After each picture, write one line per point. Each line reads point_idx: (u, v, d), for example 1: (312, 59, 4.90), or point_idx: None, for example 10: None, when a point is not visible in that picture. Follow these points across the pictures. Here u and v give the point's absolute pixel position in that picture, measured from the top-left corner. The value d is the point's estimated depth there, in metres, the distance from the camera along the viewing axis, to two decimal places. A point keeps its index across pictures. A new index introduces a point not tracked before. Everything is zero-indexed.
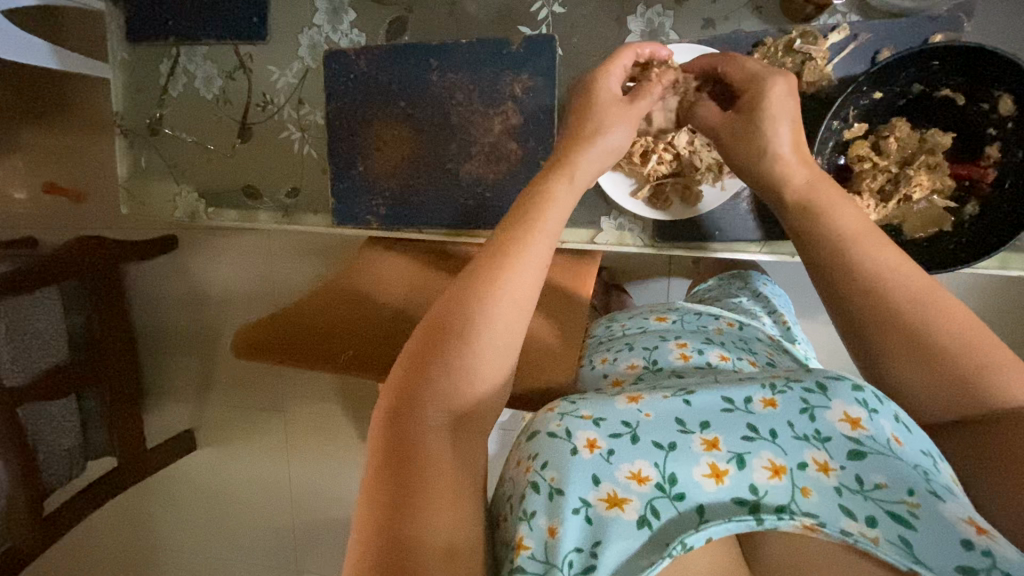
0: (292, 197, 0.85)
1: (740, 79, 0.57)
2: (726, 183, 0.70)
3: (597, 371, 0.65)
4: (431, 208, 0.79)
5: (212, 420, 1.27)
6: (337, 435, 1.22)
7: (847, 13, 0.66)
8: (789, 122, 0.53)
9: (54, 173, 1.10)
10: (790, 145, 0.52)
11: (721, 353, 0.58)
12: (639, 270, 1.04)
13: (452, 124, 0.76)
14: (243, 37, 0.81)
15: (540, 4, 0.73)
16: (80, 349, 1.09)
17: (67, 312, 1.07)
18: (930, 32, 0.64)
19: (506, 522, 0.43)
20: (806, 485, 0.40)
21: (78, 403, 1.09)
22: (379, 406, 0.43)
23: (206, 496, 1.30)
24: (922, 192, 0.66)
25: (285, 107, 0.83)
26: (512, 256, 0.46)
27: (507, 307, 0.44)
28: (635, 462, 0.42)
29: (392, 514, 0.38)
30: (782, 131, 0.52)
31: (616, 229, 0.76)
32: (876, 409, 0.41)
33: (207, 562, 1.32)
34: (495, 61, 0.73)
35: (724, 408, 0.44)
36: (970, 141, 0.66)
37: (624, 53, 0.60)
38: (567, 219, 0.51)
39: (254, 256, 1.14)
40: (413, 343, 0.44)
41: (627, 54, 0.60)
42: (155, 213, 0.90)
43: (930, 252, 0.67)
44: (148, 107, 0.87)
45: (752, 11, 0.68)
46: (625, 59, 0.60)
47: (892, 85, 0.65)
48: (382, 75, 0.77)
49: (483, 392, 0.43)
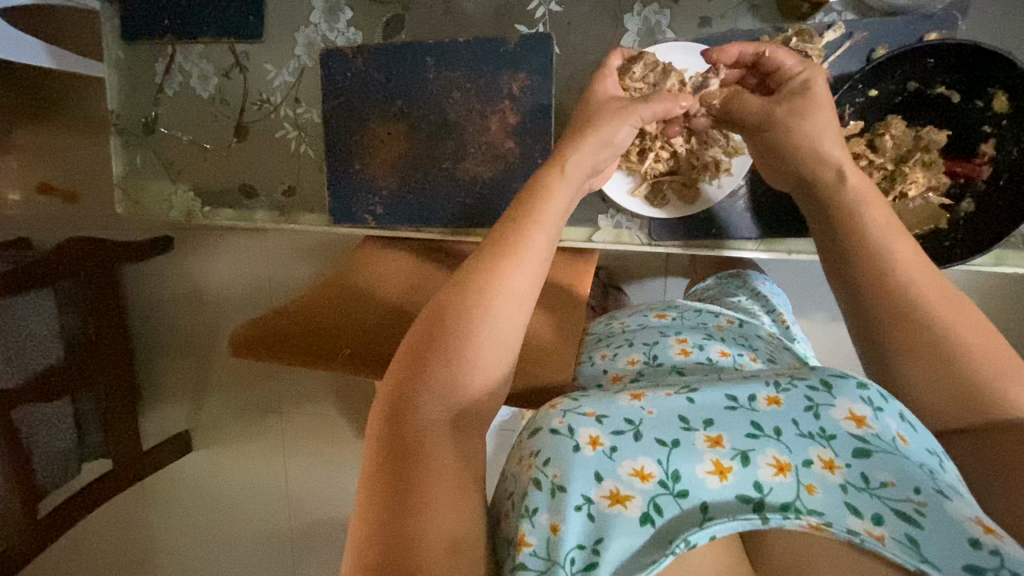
0: (288, 196, 0.85)
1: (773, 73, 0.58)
2: (723, 181, 0.71)
3: (597, 367, 0.65)
4: (430, 206, 0.79)
5: (210, 420, 1.27)
6: (335, 435, 1.22)
7: (841, 13, 0.67)
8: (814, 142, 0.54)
9: (47, 173, 1.08)
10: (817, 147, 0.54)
11: (721, 349, 0.58)
12: (638, 269, 1.05)
13: (450, 124, 0.76)
14: (238, 36, 0.81)
15: (536, 3, 0.73)
16: (77, 350, 1.06)
17: (61, 312, 1.04)
18: (925, 30, 0.64)
19: (507, 519, 0.43)
20: (811, 482, 0.40)
21: (74, 405, 1.07)
22: (379, 400, 0.43)
23: (202, 496, 1.30)
24: (917, 190, 0.66)
25: (282, 106, 0.82)
26: (518, 254, 0.46)
27: (506, 299, 0.44)
28: (638, 458, 0.42)
29: (396, 512, 0.38)
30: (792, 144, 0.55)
31: (613, 227, 0.77)
32: (881, 408, 0.41)
33: (204, 563, 1.32)
34: (491, 60, 0.73)
35: (727, 406, 0.44)
36: (965, 139, 0.66)
37: (613, 56, 0.62)
38: (564, 215, 0.51)
39: (251, 257, 1.16)
40: (413, 338, 0.44)
41: (614, 55, 0.62)
42: (151, 213, 0.89)
43: (925, 249, 0.68)
44: (144, 107, 0.86)
45: (748, 9, 0.68)
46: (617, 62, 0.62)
47: (887, 83, 0.66)
48: (380, 74, 0.77)
49: (482, 385, 0.43)
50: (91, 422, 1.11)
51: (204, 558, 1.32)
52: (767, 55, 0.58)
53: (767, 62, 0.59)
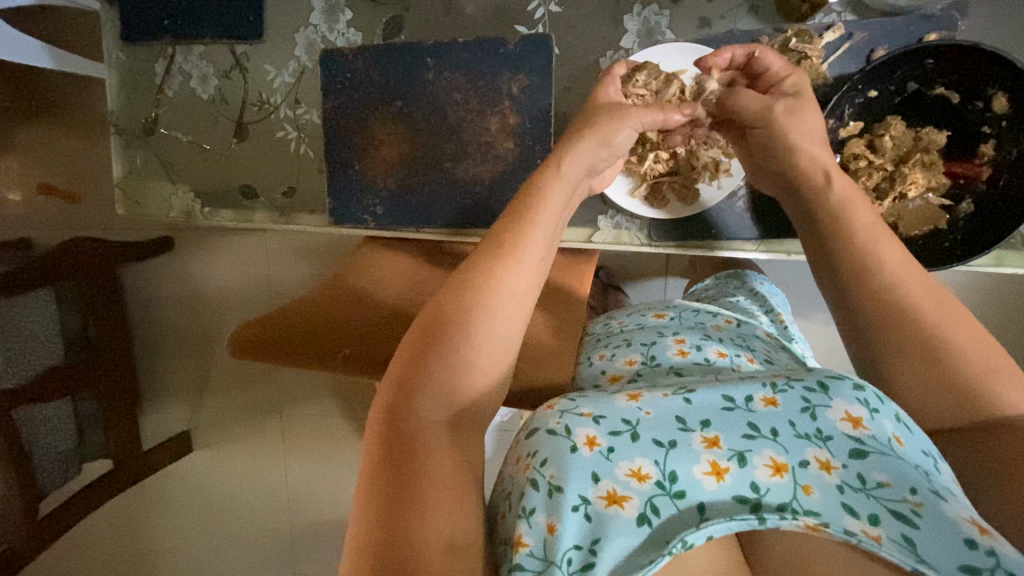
0: (287, 197, 0.85)
1: (773, 73, 0.58)
2: (722, 182, 0.71)
3: (595, 367, 0.65)
4: (430, 207, 0.79)
5: (210, 420, 1.27)
6: (335, 435, 1.22)
7: (841, 13, 0.66)
8: (814, 143, 0.54)
9: (48, 173, 1.09)
10: (817, 147, 0.54)
11: (719, 350, 0.58)
12: (637, 269, 1.05)
13: (450, 125, 0.76)
14: (238, 37, 0.81)
15: (536, 4, 0.73)
16: (76, 350, 1.07)
17: (61, 311, 1.04)
18: (925, 31, 0.64)
19: (504, 519, 0.43)
20: (807, 483, 0.40)
21: (74, 404, 1.07)
22: (377, 401, 0.43)
23: (202, 496, 1.30)
24: (916, 190, 0.66)
25: (282, 106, 0.82)
26: (516, 254, 0.46)
27: (504, 300, 0.44)
28: (635, 459, 0.42)
29: (394, 511, 0.38)
30: (792, 145, 0.54)
31: (613, 228, 0.77)
32: (877, 409, 0.41)
33: (204, 563, 1.32)
34: (491, 60, 0.73)
35: (724, 406, 0.44)
36: (965, 140, 0.66)
37: (618, 64, 0.62)
38: (562, 215, 0.51)
39: (251, 258, 1.16)
40: (410, 338, 0.44)
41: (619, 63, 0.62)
42: (151, 213, 0.89)
43: (925, 250, 0.68)
44: (144, 107, 0.86)
45: (748, 10, 0.68)
46: (619, 69, 0.61)
47: (887, 84, 0.66)
48: (380, 75, 0.77)
49: (480, 386, 0.43)
50: (93, 420, 1.11)
51: (204, 559, 1.32)
52: (756, 55, 0.58)
53: (757, 64, 0.58)
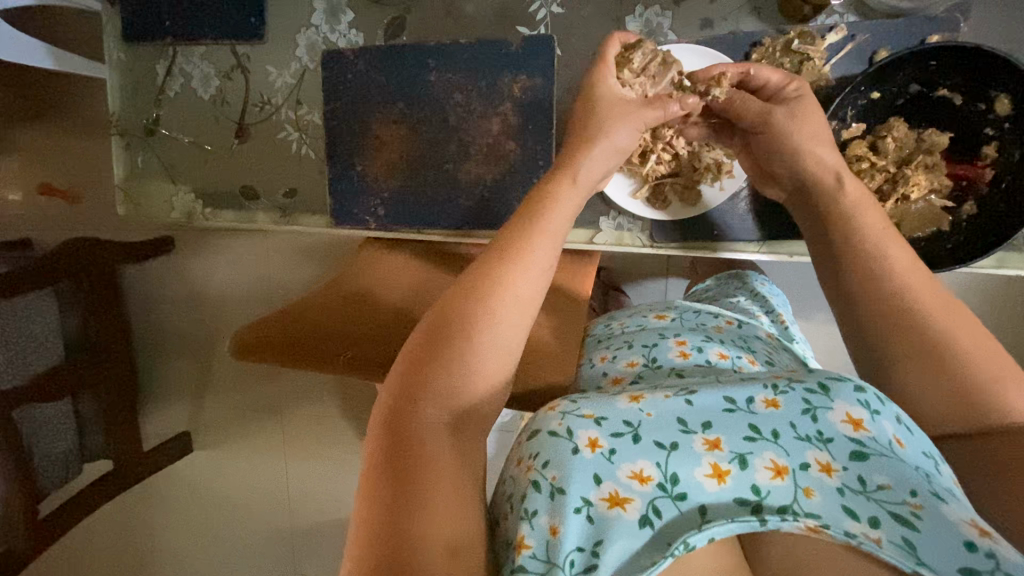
0: (289, 198, 0.85)
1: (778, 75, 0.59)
2: (724, 183, 0.71)
3: (597, 369, 0.65)
4: (432, 208, 0.79)
5: (210, 421, 1.26)
6: (336, 436, 1.22)
7: (844, 14, 0.66)
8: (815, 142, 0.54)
9: (49, 174, 1.07)
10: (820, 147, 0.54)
11: (720, 351, 0.58)
12: (638, 270, 1.05)
13: (452, 126, 0.76)
14: (240, 38, 0.81)
15: (538, 5, 0.73)
16: (79, 352, 1.08)
17: (62, 313, 1.05)
18: (928, 32, 0.64)
19: (506, 521, 0.43)
20: (808, 485, 0.39)
21: (74, 405, 1.07)
22: (380, 404, 0.43)
23: (203, 497, 1.30)
24: (919, 192, 0.66)
25: (283, 107, 0.82)
26: (521, 257, 0.46)
27: (510, 305, 0.44)
28: (637, 461, 0.42)
29: (395, 514, 0.38)
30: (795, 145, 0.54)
31: (614, 229, 0.76)
32: (878, 411, 0.41)
33: (204, 564, 1.32)
34: (494, 61, 0.73)
35: (725, 408, 0.44)
36: (968, 142, 0.66)
37: (611, 44, 0.61)
38: (573, 221, 0.51)
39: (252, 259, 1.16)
40: (415, 341, 0.44)
41: (613, 43, 0.61)
42: (152, 214, 0.89)
43: (927, 252, 0.68)
44: (146, 107, 0.86)
45: (751, 11, 0.68)
46: (613, 49, 0.61)
47: (890, 86, 0.66)
48: (381, 75, 0.77)
49: (484, 391, 0.43)
50: (93, 423, 1.12)
51: (205, 560, 1.32)
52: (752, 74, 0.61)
53: (753, 80, 0.62)
